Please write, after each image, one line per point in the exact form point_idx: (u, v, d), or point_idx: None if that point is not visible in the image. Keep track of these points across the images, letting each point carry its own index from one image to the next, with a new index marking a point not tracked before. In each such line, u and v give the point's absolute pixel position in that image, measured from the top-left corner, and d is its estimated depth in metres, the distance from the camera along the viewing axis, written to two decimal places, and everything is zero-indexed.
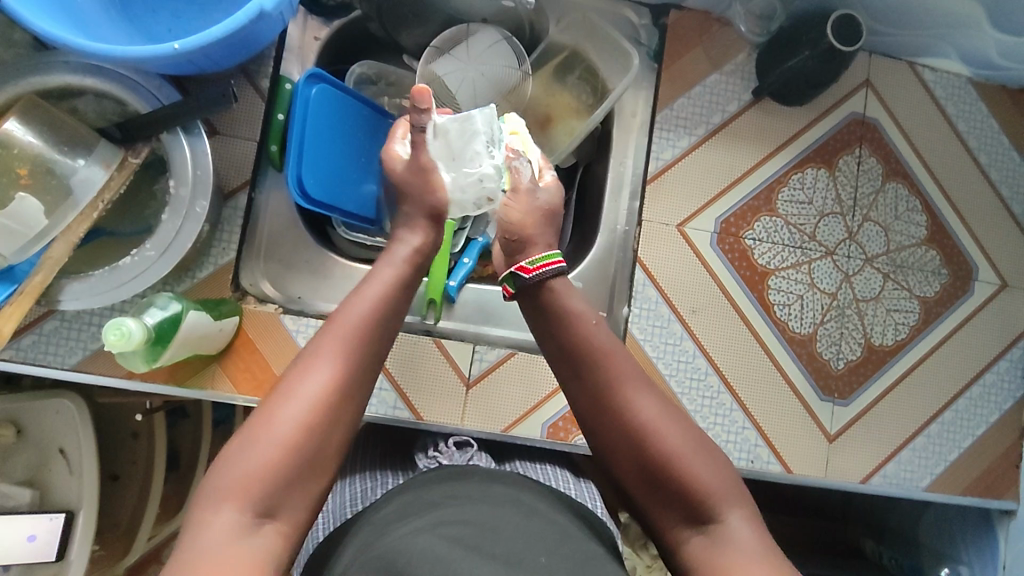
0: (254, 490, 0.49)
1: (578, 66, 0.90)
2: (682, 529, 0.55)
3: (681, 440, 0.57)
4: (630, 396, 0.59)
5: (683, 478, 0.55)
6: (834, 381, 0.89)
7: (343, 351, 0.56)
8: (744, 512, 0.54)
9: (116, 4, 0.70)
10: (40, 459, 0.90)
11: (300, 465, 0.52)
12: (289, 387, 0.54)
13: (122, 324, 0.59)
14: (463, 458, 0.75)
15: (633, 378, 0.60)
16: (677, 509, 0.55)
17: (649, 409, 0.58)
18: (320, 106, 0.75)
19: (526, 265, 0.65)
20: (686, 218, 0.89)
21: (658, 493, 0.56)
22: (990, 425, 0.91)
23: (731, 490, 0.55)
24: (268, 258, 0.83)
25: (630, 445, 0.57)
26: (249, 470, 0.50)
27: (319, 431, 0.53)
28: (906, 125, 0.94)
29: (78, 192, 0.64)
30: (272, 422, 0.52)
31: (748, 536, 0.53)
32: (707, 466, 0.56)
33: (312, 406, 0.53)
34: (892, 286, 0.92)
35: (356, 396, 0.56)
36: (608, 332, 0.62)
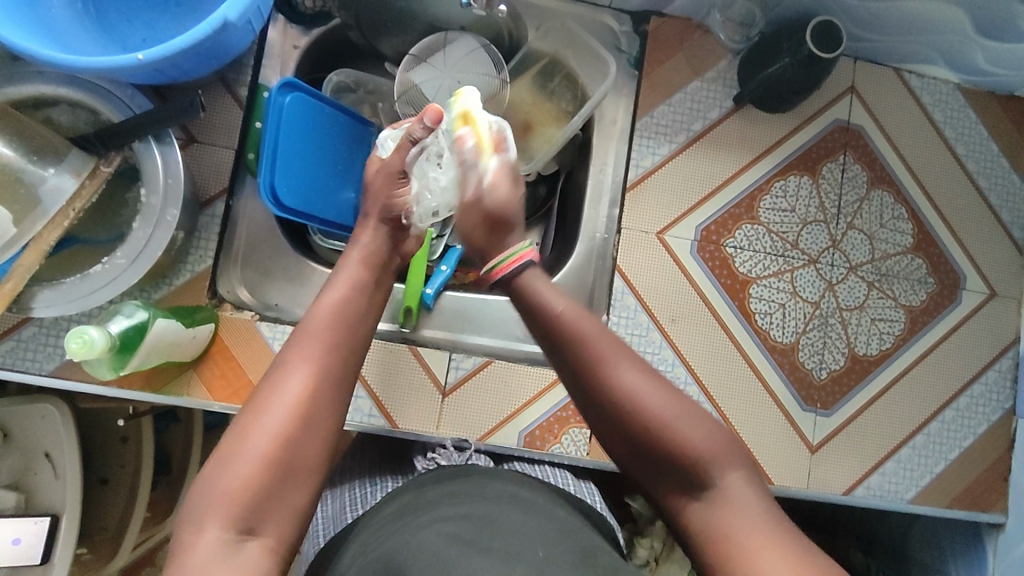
0: (237, 507, 0.48)
1: (558, 72, 0.90)
2: (679, 497, 0.54)
3: (667, 406, 0.54)
4: (612, 371, 0.56)
5: (677, 445, 0.53)
6: (816, 392, 0.88)
7: (313, 357, 0.54)
8: (740, 471, 0.54)
9: (91, 14, 0.70)
10: (26, 463, 0.91)
11: (280, 478, 0.50)
12: (261, 400, 0.52)
13: (85, 331, 0.58)
14: (461, 458, 0.75)
15: (608, 348, 0.57)
16: (675, 476, 0.54)
17: (630, 380, 0.55)
18: (295, 113, 0.76)
19: (489, 270, 0.61)
20: (666, 225, 0.88)
21: (653, 463, 0.55)
22: (978, 436, 0.90)
23: (727, 452, 0.54)
24: (245, 265, 0.83)
25: (619, 422, 0.55)
26: (227, 489, 0.49)
27: (297, 438, 0.51)
28: (891, 133, 0.93)
29: (47, 201, 0.64)
30: (247, 438, 0.50)
31: (749, 497, 0.52)
32: (699, 430, 0.54)
33: (288, 414, 0.51)
34: (877, 294, 0.90)
35: (337, 400, 0.54)
36: (576, 301, 0.59)
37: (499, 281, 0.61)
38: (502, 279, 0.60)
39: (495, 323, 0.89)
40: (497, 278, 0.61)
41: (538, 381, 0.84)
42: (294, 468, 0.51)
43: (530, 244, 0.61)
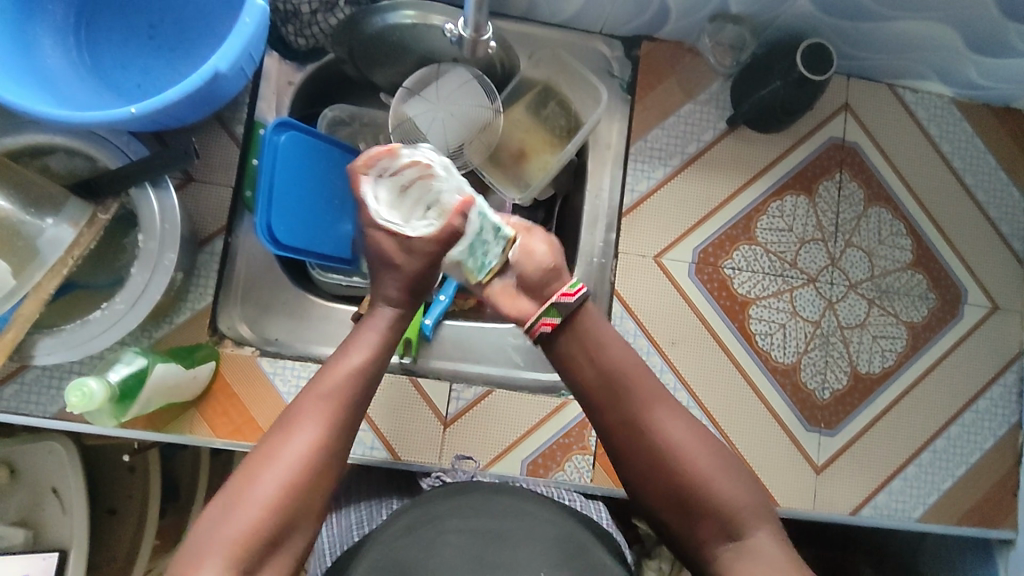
0: (241, 548, 0.50)
1: (552, 99, 0.90)
2: (714, 544, 0.58)
3: (709, 457, 0.60)
4: (660, 418, 0.62)
5: (715, 494, 0.58)
6: (819, 412, 0.88)
7: (324, 415, 0.58)
8: (770, 528, 0.57)
9: (86, 62, 0.71)
10: (34, 500, 0.92)
11: (284, 527, 0.53)
12: (273, 450, 0.55)
13: (83, 386, 0.59)
14: (466, 475, 0.77)
15: (659, 400, 0.64)
16: (713, 525, 0.58)
17: (676, 431, 0.62)
18: (289, 152, 0.76)
19: (567, 290, 0.68)
20: (663, 249, 0.88)
21: (691, 514, 0.59)
22: (984, 452, 0.89)
23: (758, 507, 0.58)
24: (245, 301, 0.84)
25: (662, 465, 0.61)
26: (234, 531, 0.51)
27: (303, 489, 0.54)
28: (887, 148, 0.93)
29: (45, 251, 0.64)
30: (256, 483, 0.53)
31: (777, 550, 0.56)
32: (735, 483, 0.59)
33: (299, 463, 0.55)
34: (878, 312, 0.90)
35: (341, 458, 0.58)
36: (634, 360, 0.67)
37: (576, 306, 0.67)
38: (580, 302, 0.67)
39: (496, 351, 0.89)
40: (576, 298, 0.67)
41: (540, 407, 0.84)
42: (298, 514, 0.54)
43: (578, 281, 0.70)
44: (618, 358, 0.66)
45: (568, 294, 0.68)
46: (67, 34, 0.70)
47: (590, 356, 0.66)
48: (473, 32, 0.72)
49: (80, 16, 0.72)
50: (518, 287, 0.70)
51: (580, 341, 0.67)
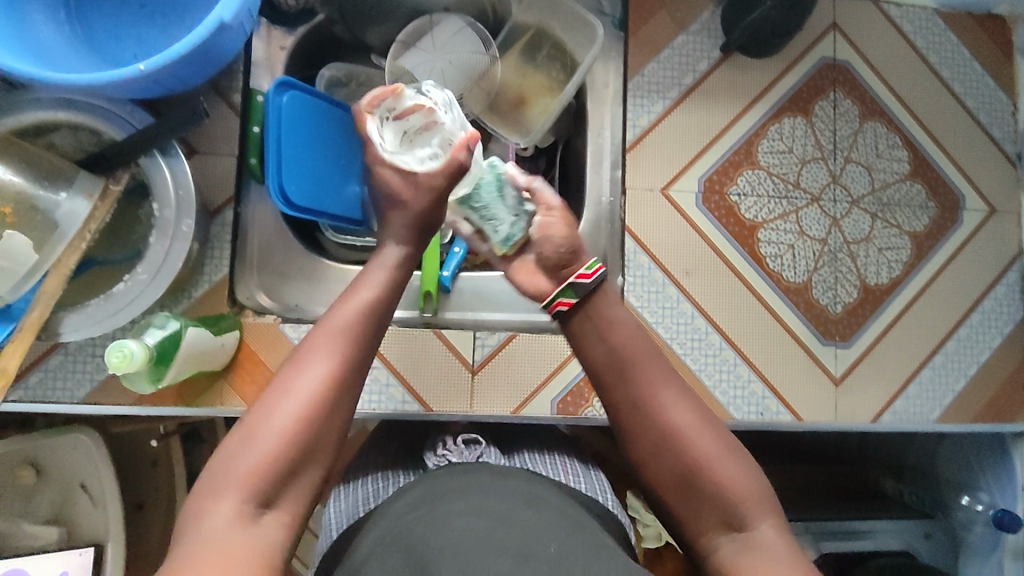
0: (258, 482, 0.51)
1: (546, 43, 0.90)
2: (714, 536, 0.55)
3: (713, 441, 0.57)
4: (663, 400, 0.59)
5: (713, 480, 0.55)
6: (833, 326, 0.90)
7: (337, 350, 0.57)
8: (775, 521, 0.54)
9: (80, 36, 0.70)
10: (64, 495, 0.92)
11: (299, 456, 0.53)
12: (286, 382, 0.55)
13: (124, 345, 0.58)
14: (473, 455, 0.71)
15: (662, 379, 0.60)
16: (712, 513, 0.55)
17: (682, 415, 0.58)
18: (293, 112, 0.76)
19: (584, 271, 0.65)
20: (669, 181, 0.89)
21: (689, 501, 0.56)
22: (993, 350, 0.92)
23: (764, 498, 0.55)
24: (262, 269, 0.84)
25: (665, 450, 0.57)
26: (248, 466, 0.51)
27: (317, 419, 0.54)
28: (877, 64, 0.94)
29: (64, 224, 0.64)
30: (270, 416, 0.53)
31: (781, 544, 0.53)
32: (739, 471, 0.56)
33: (311, 395, 0.54)
34: (881, 224, 0.92)
35: (354, 386, 0.57)
36: (641, 338, 0.63)
37: (592, 288, 0.65)
38: (597, 283, 0.65)
39: (513, 298, 0.90)
40: (594, 279, 0.65)
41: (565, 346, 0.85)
42: (313, 451, 0.54)
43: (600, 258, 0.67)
44: (625, 334, 0.63)
45: (585, 275, 0.65)
46: (57, 9, 0.69)
47: (600, 331, 0.64)
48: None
49: None
50: (537, 266, 0.69)
51: (589, 319, 0.65)
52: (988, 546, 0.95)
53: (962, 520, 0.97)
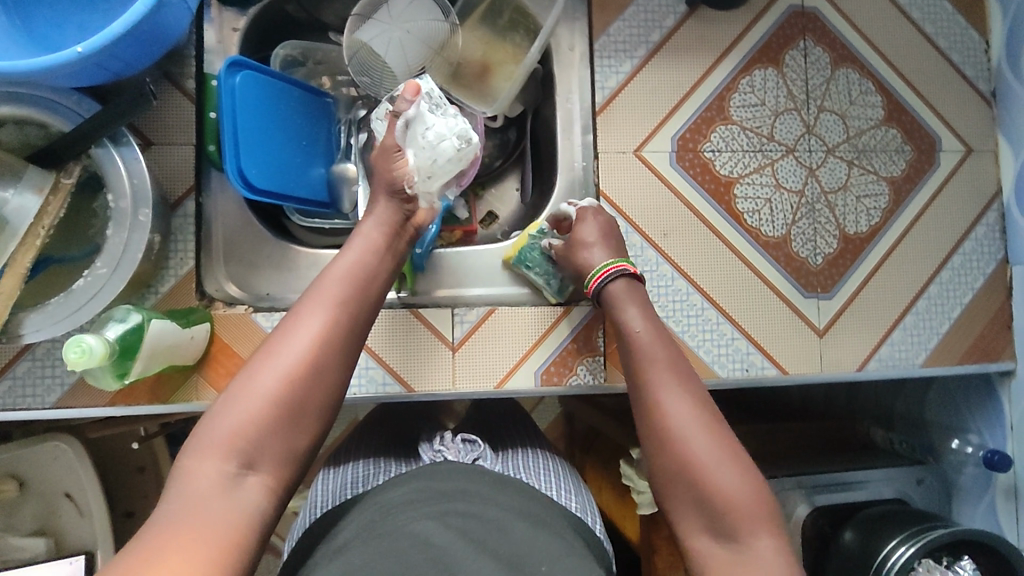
0: (243, 440, 0.51)
1: (507, 8, 0.88)
2: (702, 543, 0.55)
3: (713, 448, 0.57)
4: (667, 402, 0.61)
5: (704, 487, 0.56)
6: (814, 278, 0.89)
7: (327, 316, 0.58)
8: (771, 538, 0.53)
9: (18, 26, 0.66)
10: (48, 505, 0.90)
11: (285, 416, 0.53)
12: (275, 343, 0.56)
13: (81, 339, 0.53)
14: (469, 456, 0.70)
15: (674, 384, 0.62)
16: (702, 521, 0.55)
17: (684, 415, 0.59)
18: (246, 94, 0.72)
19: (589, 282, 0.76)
20: (642, 141, 0.87)
21: (682, 505, 0.57)
22: (976, 291, 0.92)
23: (760, 512, 0.54)
24: (229, 260, 0.81)
25: (663, 446, 0.59)
26: (235, 422, 0.52)
27: (304, 380, 0.54)
28: (847, 9, 0.92)
29: (14, 220, 0.61)
30: (258, 375, 0.54)
31: (773, 559, 0.52)
32: (733, 478, 0.55)
33: (301, 355, 0.55)
34: (858, 172, 0.91)
35: (345, 353, 0.58)
36: (654, 345, 0.66)
37: (597, 294, 0.75)
38: (598, 289, 0.75)
39: (490, 272, 0.88)
40: (595, 286, 0.75)
41: (545, 317, 0.84)
42: (301, 412, 0.54)
43: (614, 258, 0.76)
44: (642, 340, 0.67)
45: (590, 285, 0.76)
46: None
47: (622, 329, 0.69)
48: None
49: None
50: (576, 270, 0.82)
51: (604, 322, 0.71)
52: (978, 487, 0.93)
53: (953, 462, 0.96)
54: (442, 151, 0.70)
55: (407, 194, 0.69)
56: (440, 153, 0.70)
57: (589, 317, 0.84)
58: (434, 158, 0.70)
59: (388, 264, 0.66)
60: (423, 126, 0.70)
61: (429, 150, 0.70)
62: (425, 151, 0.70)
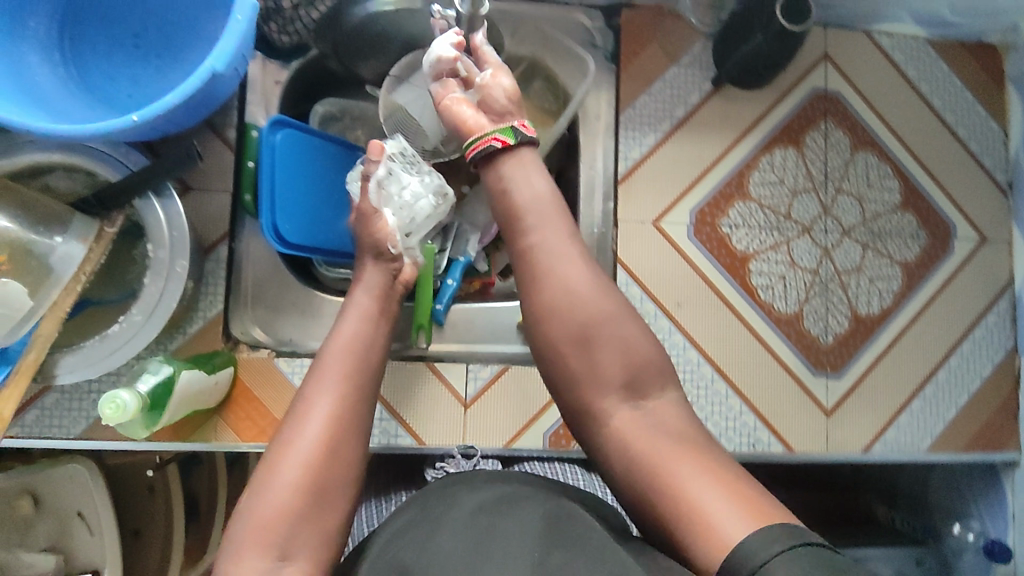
0: (277, 533, 0.52)
1: (539, 75, 0.94)
2: (613, 402, 0.60)
3: (614, 310, 0.62)
4: (565, 264, 0.63)
5: (614, 339, 0.61)
6: (825, 357, 0.90)
7: (335, 396, 0.60)
8: (671, 391, 0.61)
9: (75, 78, 0.70)
10: (61, 524, 0.92)
11: (312, 502, 0.54)
12: (291, 432, 0.57)
13: (117, 396, 0.56)
14: (471, 464, 0.79)
15: (570, 243, 0.65)
16: (616, 375, 0.60)
17: (580, 278, 0.63)
18: (286, 151, 0.76)
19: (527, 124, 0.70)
20: (661, 213, 0.90)
21: (595, 363, 0.61)
22: (984, 379, 0.92)
23: (661, 367, 0.62)
24: (255, 304, 0.84)
25: (565, 311, 0.62)
26: (267, 517, 0.52)
27: (325, 463, 0.56)
28: (869, 95, 0.94)
29: (59, 268, 0.64)
30: (279, 467, 0.55)
31: (671, 408, 0.60)
32: (632, 331, 0.62)
33: (317, 440, 0.56)
34: (872, 255, 0.92)
35: (359, 427, 0.59)
36: (551, 203, 0.66)
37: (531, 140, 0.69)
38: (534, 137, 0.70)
39: (501, 331, 0.91)
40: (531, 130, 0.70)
41: None
42: (325, 495, 0.55)
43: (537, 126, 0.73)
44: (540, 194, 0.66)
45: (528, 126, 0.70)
46: (52, 50, 0.68)
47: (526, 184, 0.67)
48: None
49: (63, 28, 0.70)
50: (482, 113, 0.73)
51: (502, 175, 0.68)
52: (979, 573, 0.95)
53: (953, 546, 0.97)
54: (416, 209, 0.81)
55: (390, 255, 0.74)
56: (416, 211, 0.81)
57: None
58: (411, 215, 0.80)
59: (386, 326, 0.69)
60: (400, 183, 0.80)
61: (406, 207, 0.80)
62: (405, 211, 0.80)
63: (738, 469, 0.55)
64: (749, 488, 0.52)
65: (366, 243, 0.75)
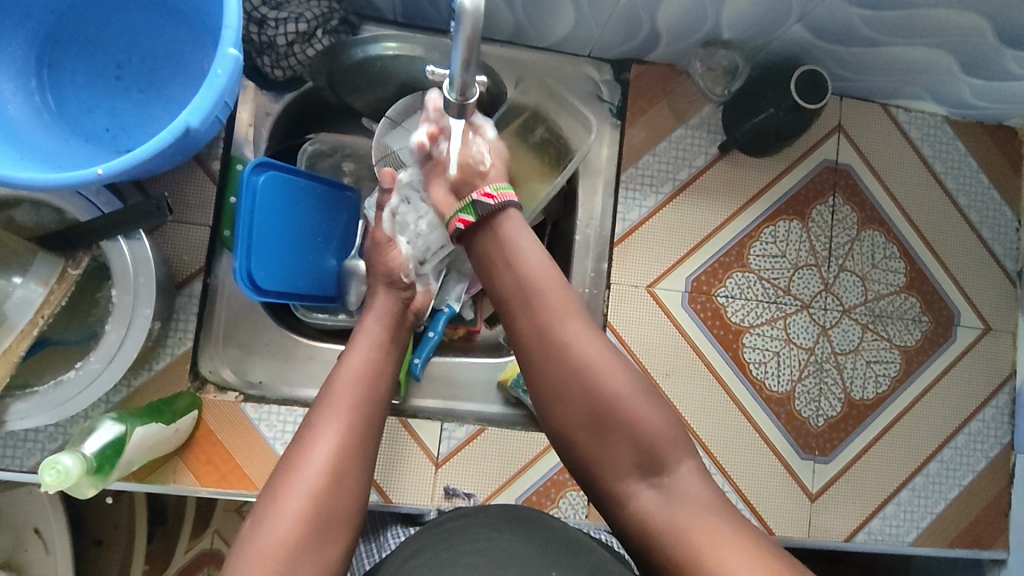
0: (277, 564, 0.49)
1: (539, 126, 0.88)
2: (631, 483, 0.56)
3: (627, 382, 0.56)
4: (574, 334, 0.56)
5: (630, 423, 0.55)
6: (814, 439, 0.87)
7: (343, 429, 0.56)
8: (689, 462, 0.56)
9: (49, 107, 0.68)
10: (16, 539, 0.88)
11: (314, 535, 0.51)
12: (292, 464, 0.53)
13: (58, 462, 0.56)
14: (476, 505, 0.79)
15: (576, 312, 0.57)
16: (630, 458, 0.55)
17: (592, 348, 0.56)
18: (268, 193, 0.73)
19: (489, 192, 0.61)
20: (656, 278, 0.86)
21: (607, 445, 0.56)
22: (977, 474, 0.89)
23: (678, 440, 0.56)
24: (227, 342, 0.81)
25: (575, 386, 0.56)
26: (268, 550, 0.49)
27: (328, 493, 0.52)
28: (881, 171, 0.91)
29: (14, 314, 0.62)
30: (282, 498, 0.51)
31: (696, 486, 0.55)
32: (650, 409, 0.56)
33: (324, 469, 0.53)
34: (871, 337, 0.89)
35: (364, 456, 0.56)
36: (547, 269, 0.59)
37: (495, 211, 0.61)
38: (500, 207, 0.61)
39: (477, 386, 0.89)
40: (497, 202, 0.61)
41: (534, 443, 0.83)
42: (326, 524, 0.52)
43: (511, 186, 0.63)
44: (536, 269, 0.58)
45: (489, 195, 0.61)
46: (28, 76, 0.67)
47: (515, 248, 0.59)
48: (460, 94, 0.54)
49: (41, 54, 0.68)
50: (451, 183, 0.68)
51: (498, 243, 0.60)
52: None
53: None
54: (432, 236, 0.78)
55: (403, 284, 0.71)
56: (433, 239, 0.78)
57: None
58: (427, 243, 0.78)
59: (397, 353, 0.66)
60: (418, 210, 0.76)
61: (422, 235, 0.77)
62: (421, 239, 0.78)
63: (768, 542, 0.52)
64: (785, 564, 0.48)
65: (380, 271, 0.73)
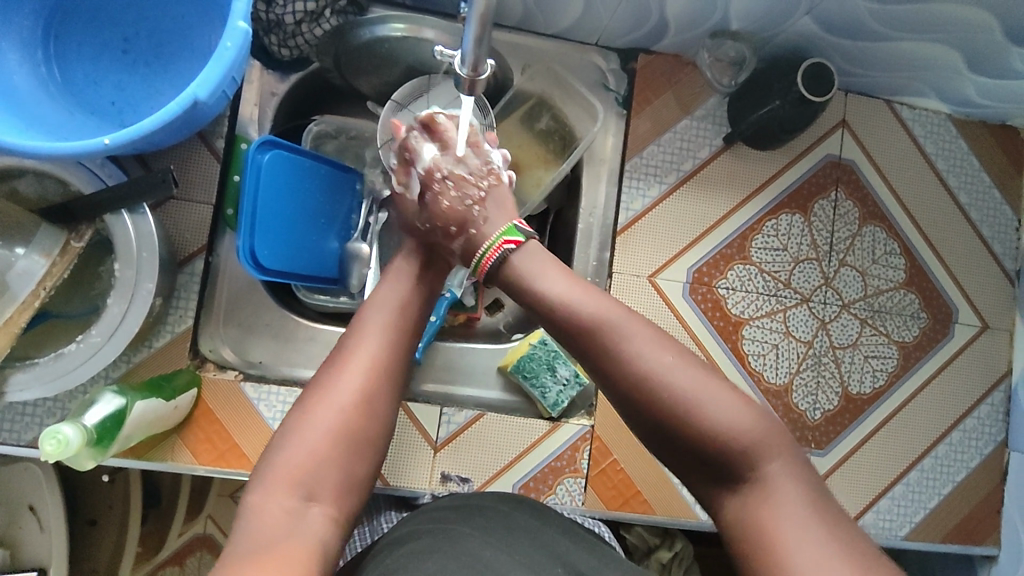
0: (301, 478, 0.50)
1: (545, 114, 0.88)
2: (718, 491, 0.53)
3: (698, 386, 0.53)
4: (628, 350, 0.54)
5: (709, 430, 0.52)
6: (810, 432, 0.87)
7: (371, 361, 0.56)
8: (782, 460, 0.51)
9: (56, 80, 0.68)
10: (9, 515, 0.88)
11: (341, 455, 0.52)
12: (323, 390, 0.55)
13: (59, 431, 0.56)
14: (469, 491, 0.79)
15: (631, 331, 0.55)
16: (713, 470, 0.53)
17: (652, 360, 0.54)
18: (271, 173, 0.72)
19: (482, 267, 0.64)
20: (657, 268, 0.87)
21: (687, 456, 0.54)
22: (971, 470, 0.90)
23: (768, 437, 0.52)
24: (228, 322, 0.81)
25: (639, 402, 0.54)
26: (293, 466, 0.51)
27: (356, 414, 0.54)
28: (883, 167, 0.91)
29: (16, 285, 0.61)
30: (309, 416, 0.53)
31: (785, 481, 0.50)
32: (731, 409, 0.52)
33: (354, 394, 0.54)
34: (869, 331, 0.90)
35: (389, 391, 0.57)
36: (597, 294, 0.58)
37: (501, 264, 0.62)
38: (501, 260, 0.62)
39: (477, 372, 0.89)
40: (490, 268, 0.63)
41: (532, 429, 0.83)
42: (356, 445, 0.53)
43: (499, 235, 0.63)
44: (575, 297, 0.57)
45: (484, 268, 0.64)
46: (35, 47, 0.67)
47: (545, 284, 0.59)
48: (472, 70, 0.54)
49: (48, 26, 0.68)
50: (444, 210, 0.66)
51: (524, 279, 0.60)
52: None
53: None
54: None
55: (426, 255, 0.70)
56: None
57: (576, 438, 0.84)
58: None
59: (426, 289, 0.66)
60: None
61: None
62: None
63: (840, 538, 0.47)
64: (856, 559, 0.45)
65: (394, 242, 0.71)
